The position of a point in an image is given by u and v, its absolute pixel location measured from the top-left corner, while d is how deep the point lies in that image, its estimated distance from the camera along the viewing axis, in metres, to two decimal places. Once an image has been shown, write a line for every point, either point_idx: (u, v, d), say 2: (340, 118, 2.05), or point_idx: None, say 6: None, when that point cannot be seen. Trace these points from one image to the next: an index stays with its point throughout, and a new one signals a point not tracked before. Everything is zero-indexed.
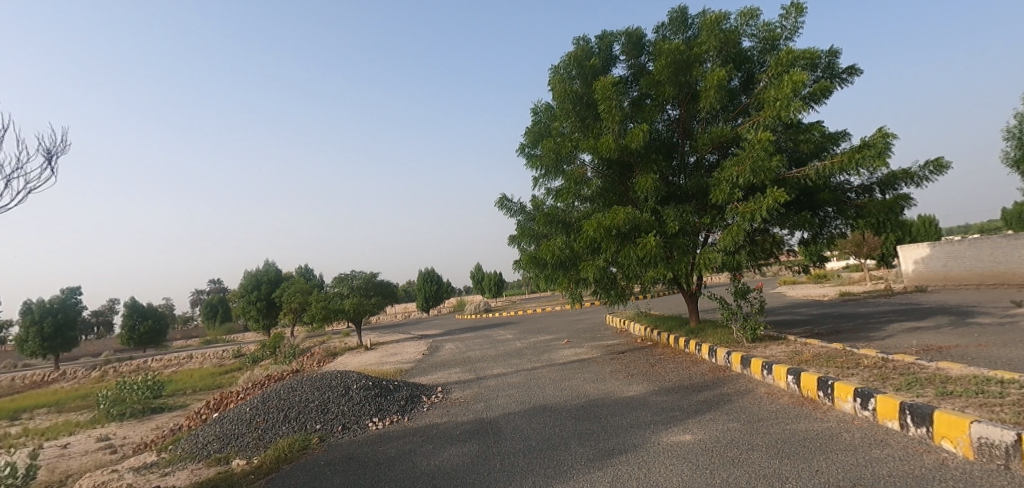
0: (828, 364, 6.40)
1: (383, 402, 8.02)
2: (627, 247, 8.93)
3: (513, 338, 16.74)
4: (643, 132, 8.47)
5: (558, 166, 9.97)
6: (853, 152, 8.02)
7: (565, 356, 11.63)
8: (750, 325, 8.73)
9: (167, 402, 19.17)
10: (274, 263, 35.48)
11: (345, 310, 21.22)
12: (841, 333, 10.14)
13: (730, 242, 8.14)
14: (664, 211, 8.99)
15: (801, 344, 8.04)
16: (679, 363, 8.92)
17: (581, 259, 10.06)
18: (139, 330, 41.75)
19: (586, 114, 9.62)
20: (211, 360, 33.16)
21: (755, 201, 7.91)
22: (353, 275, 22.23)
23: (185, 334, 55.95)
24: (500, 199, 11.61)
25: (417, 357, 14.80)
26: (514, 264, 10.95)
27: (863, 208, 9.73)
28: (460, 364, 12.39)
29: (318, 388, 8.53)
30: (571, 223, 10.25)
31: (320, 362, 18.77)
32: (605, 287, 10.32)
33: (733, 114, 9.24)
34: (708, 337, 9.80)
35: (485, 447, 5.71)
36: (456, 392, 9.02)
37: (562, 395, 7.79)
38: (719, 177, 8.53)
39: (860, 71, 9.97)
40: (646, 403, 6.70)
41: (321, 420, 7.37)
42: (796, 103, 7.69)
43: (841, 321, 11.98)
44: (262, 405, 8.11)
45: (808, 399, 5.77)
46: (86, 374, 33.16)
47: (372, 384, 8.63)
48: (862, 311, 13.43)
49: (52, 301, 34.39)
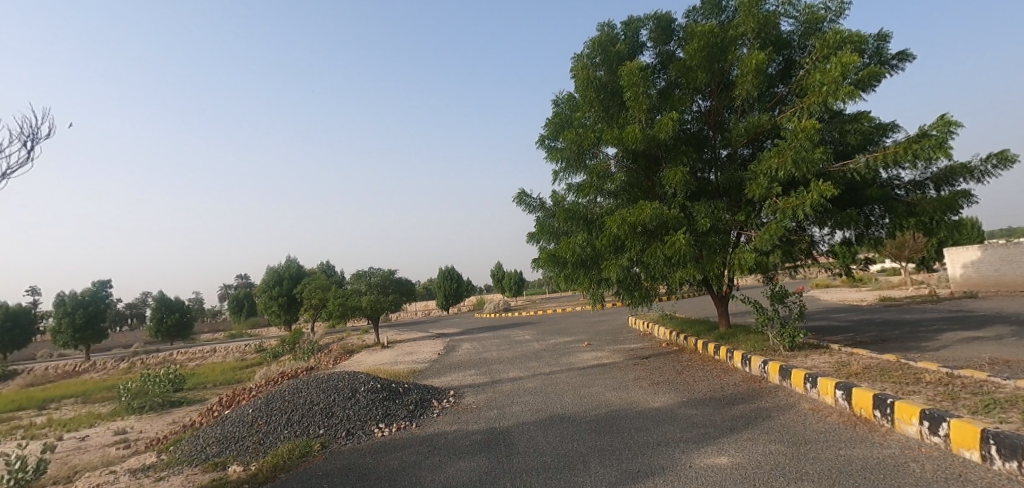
0: (883, 378, 5.71)
1: (391, 407, 7.52)
2: (654, 245, 8.29)
3: (532, 339, 16.19)
4: (673, 121, 7.82)
5: (580, 159, 9.37)
6: (909, 143, 7.21)
7: (586, 360, 11.04)
8: (788, 333, 8.00)
9: (186, 396, 19.10)
10: (296, 259, 35.57)
11: (363, 307, 20.97)
12: (887, 342, 9.34)
13: (768, 241, 7.42)
14: (694, 208, 8.32)
15: (846, 354, 7.32)
16: (710, 371, 8.26)
17: (603, 258, 9.43)
18: (166, 323, 42.31)
19: (610, 104, 8.99)
20: (234, 355, 33.36)
21: (796, 196, 7.16)
22: (371, 273, 21.91)
23: (212, 328, 56.72)
24: (519, 194, 11.03)
25: (433, 357, 14.35)
26: (534, 263, 10.36)
27: (915, 205, 8.92)
28: (475, 366, 11.87)
29: (324, 389, 8.08)
30: (594, 219, 9.64)
31: (336, 359, 18.46)
32: (629, 288, 9.68)
33: (772, 103, 8.52)
34: (740, 344, 9.10)
35: (498, 462, 5.16)
36: (470, 396, 8.50)
37: (581, 404, 7.19)
38: (756, 170, 7.81)
39: (913, 57, 9.18)
40: (674, 416, 6.08)
41: (325, 425, 6.91)
42: (846, 87, 6.92)
43: (886, 329, 11.14)
44: (265, 407, 7.68)
45: (861, 419, 5.10)
46: (114, 365, 33.64)
47: (381, 387, 8.14)
48: (907, 318, 12.53)
49: (83, 293, 35.04)
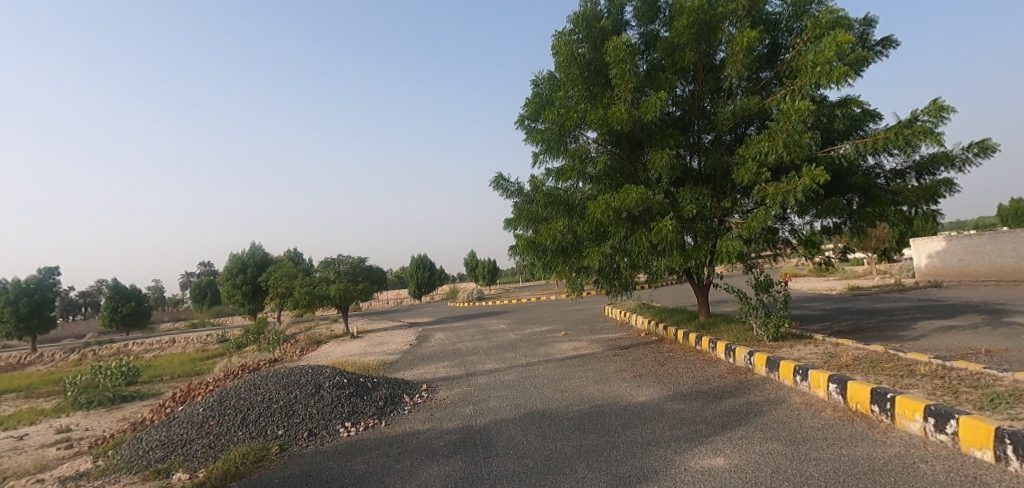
0: (875, 370, 5.52)
1: (359, 404, 7.05)
2: (638, 232, 8.00)
3: (506, 328, 15.83)
4: (660, 101, 7.49)
5: (561, 141, 9.00)
6: (899, 128, 7.04)
7: (564, 350, 10.72)
8: (773, 322, 7.82)
9: (141, 389, 18.12)
10: (260, 247, 34.40)
11: (330, 296, 20.27)
12: (866, 332, 9.28)
13: (755, 228, 7.17)
14: (680, 193, 8.05)
15: (832, 344, 7.16)
16: (693, 362, 8.03)
17: (584, 245, 9.08)
18: (122, 313, 40.55)
19: (593, 84, 8.62)
20: (194, 345, 32.12)
21: (786, 181, 6.90)
22: (339, 260, 21.17)
23: (173, 317, 54.77)
24: (495, 178, 10.60)
25: (404, 348, 13.86)
26: (511, 250, 9.95)
27: (897, 195, 8.84)
28: (448, 357, 11.43)
29: (285, 385, 7.53)
30: (575, 205, 9.30)
31: (302, 350, 17.75)
32: (609, 276, 9.37)
33: (758, 86, 8.30)
34: (722, 334, 8.89)
35: (474, 466, 4.77)
36: (443, 391, 8.07)
37: (561, 398, 6.84)
38: (744, 153, 7.55)
39: (898, 42, 9.06)
40: (661, 412, 5.77)
41: (285, 425, 6.40)
42: (840, 68, 6.69)
43: (862, 317, 11.14)
44: (218, 405, 7.10)
45: (857, 414, 4.88)
46: (64, 357, 32.00)
47: (347, 382, 7.64)
48: (881, 307, 12.59)
49: (29, 281, 33.19)
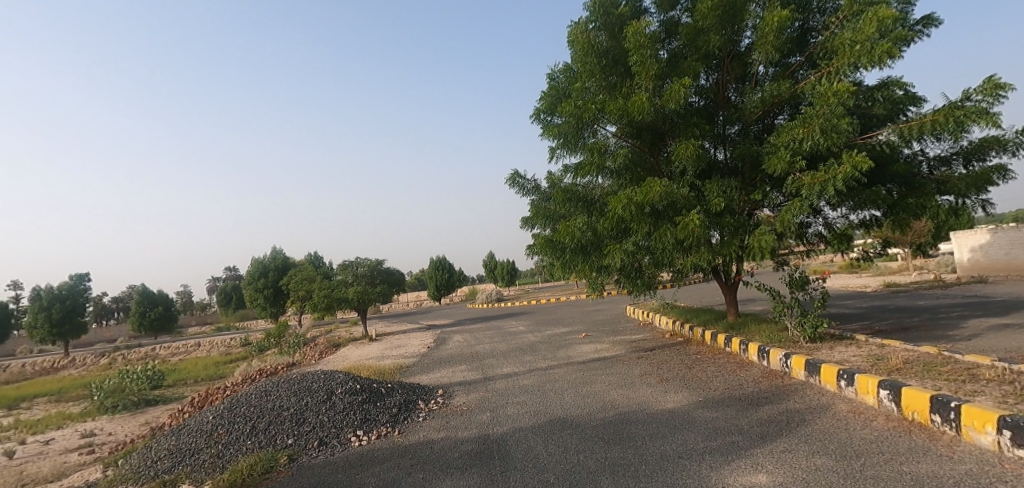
0: (931, 375, 5.00)
1: (371, 411, 6.71)
2: (663, 228, 7.53)
3: (526, 330, 15.45)
4: (685, 87, 7.02)
5: (579, 135, 8.58)
6: (947, 109, 6.46)
7: (585, 353, 10.30)
8: (810, 322, 7.28)
9: (164, 393, 18.16)
10: (281, 250, 34.58)
11: (349, 299, 20.13)
12: (910, 331, 8.66)
13: (790, 221, 6.66)
14: (706, 186, 7.57)
15: (877, 346, 6.62)
16: (723, 365, 7.54)
17: (604, 242, 8.64)
18: (150, 317, 41.18)
19: (612, 73, 8.19)
20: (219, 349, 32.38)
21: (824, 170, 6.35)
22: (357, 263, 21.03)
23: (200, 321, 55.58)
24: (511, 175, 10.22)
25: (422, 351, 13.56)
26: (529, 249, 9.56)
27: (945, 183, 8.23)
28: (466, 360, 11.09)
29: (295, 392, 7.24)
30: (594, 201, 8.88)
31: (322, 354, 17.59)
32: (631, 275, 8.91)
33: (790, 71, 7.79)
34: (754, 335, 8.37)
35: (492, 480, 4.38)
36: (459, 396, 7.70)
37: (584, 405, 6.42)
38: (776, 141, 7.04)
39: (941, 20, 8.44)
40: (692, 420, 5.32)
41: (294, 434, 6.09)
42: (883, 44, 6.15)
43: (903, 316, 10.47)
44: (228, 413, 6.84)
45: (916, 424, 4.38)
46: (94, 361, 32.57)
47: (360, 388, 7.32)
48: (922, 305, 11.88)
49: (60, 287, 33.91)
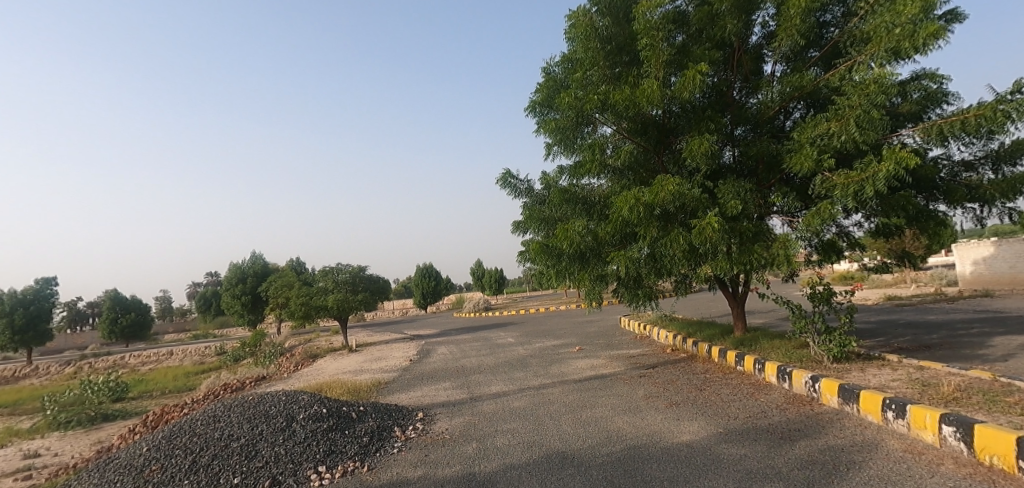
0: (1000, 407, 4.25)
1: (337, 441, 5.79)
2: (673, 232, 6.74)
3: (514, 342, 14.57)
4: (701, 74, 6.26)
5: (577, 130, 7.78)
6: (993, 102, 5.74)
7: (580, 369, 9.48)
8: (837, 340, 6.51)
9: (126, 406, 16.93)
10: (261, 255, 33.43)
11: (328, 307, 19.11)
12: (934, 350, 7.95)
13: (818, 225, 5.88)
14: (720, 187, 6.81)
15: (915, 368, 5.86)
16: (738, 388, 6.75)
17: (605, 249, 7.83)
18: (121, 324, 39.55)
19: (615, 62, 7.40)
20: (192, 358, 30.97)
21: (860, 168, 5.55)
22: (338, 269, 19.98)
23: (176, 328, 53.75)
24: (502, 175, 9.40)
25: (403, 365, 12.62)
26: (522, 256, 8.72)
27: (977, 189, 7.43)
28: (451, 376, 10.19)
29: (250, 418, 6.29)
30: (594, 204, 8.09)
31: (296, 366, 16.52)
32: (632, 286, 8.10)
33: (814, 60, 7.05)
34: (768, 353, 7.58)
35: None
36: (442, 421, 6.81)
37: (584, 435, 5.57)
38: (800, 137, 6.29)
39: (968, 14, 7.65)
40: (716, 460, 4.48)
41: (243, 471, 5.15)
42: (928, 26, 5.45)
43: (920, 332, 9.78)
44: (167, 444, 5.86)
45: (997, 471, 3.60)
46: (59, 370, 30.97)
47: (326, 413, 6.39)
48: (936, 319, 11.22)
49: (25, 292, 32.32)
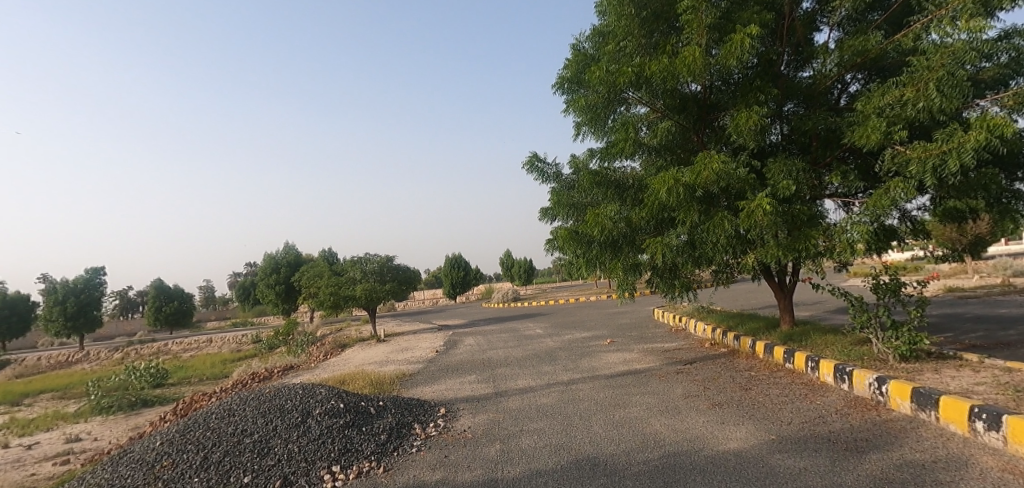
0: None
1: (353, 439, 5.40)
2: (717, 216, 6.09)
3: (544, 333, 14.07)
4: (751, 37, 5.55)
5: (609, 108, 7.16)
6: None
7: (612, 363, 8.93)
8: (905, 337, 5.81)
9: (164, 392, 17.13)
10: (294, 245, 33.76)
11: (357, 298, 19.01)
12: (1013, 348, 7.12)
13: (887, 206, 5.19)
14: (771, 166, 6.12)
15: (1001, 372, 5.13)
16: (790, 388, 6.11)
17: (640, 236, 7.22)
18: (164, 312, 40.66)
19: (653, 30, 6.67)
20: (230, 346, 31.55)
21: (940, 139, 4.83)
22: (366, 260, 19.84)
23: (217, 316, 55.20)
24: (529, 159, 8.86)
25: (430, 355, 12.28)
26: (550, 245, 8.18)
27: None
28: (477, 369, 9.78)
29: (264, 412, 5.98)
30: (628, 187, 7.47)
31: (326, 355, 16.41)
32: (669, 276, 7.47)
33: (879, 23, 6.26)
34: (821, 349, 6.89)
35: None
36: (465, 418, 6.36)
37: (618, 439, 5.03)
38: (865, 108, 5.55)
39: None
40: (774, 473, 3.90)
41: (253, 469, 4.81)
42: None
43: (994, 327, 8.87)
44: (179, 439, 5.58)
45: None
46: (107, 356, 31.96)
47: (343, 408, 6.03)
48: (1008, 313, 10.22)
49: (75, 281, 33.42)
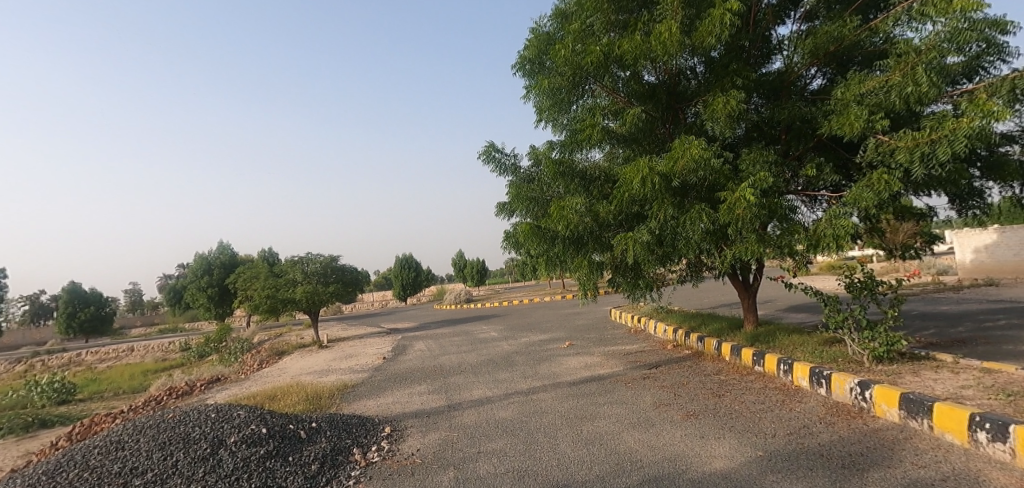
0: None
1: (275, 473, 4.59)
2: (693, 209, 5.65)
3: (498, 337, 13.43)
4: (730, 13, 5.14)
5: (574, 93, 6.63)
6: None
7: (573, 369, 8.40)
8: (882, 338, 5.51)
9: (70, 410, 15.32)
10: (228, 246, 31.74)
11: (297, 300, 17.79)
12: (973, 345, 7.06)
13: (870, 198, 4.91)
14: (746, 157, 5.74)
15: (984, 374, 4.90)
16: (767, 394, 5.73)
17: (606, 232, 6.70)
18: (79, 318, 37.31)
19: (622, 8, 6.15)
20: (154, 355, 29.16)
21: (928, 128, 4.59)
22: (308, 260, 18.64)
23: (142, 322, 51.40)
24: (486, 149, 8.22)
25: (376, 363, 11.39)
26: (508, 242, 7.56)
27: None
28: (427, 378, 9.01)
29: (166, 443, 5.06)
30: (592, 179, 6.93)
31: (259, 365, 15.12)
32: (635, 275, 7.00)
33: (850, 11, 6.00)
34: (793, 351, 6.58)
35: None
36: (413, 439, 5.63)
37: (586, 462, 4.45)
38: (845, 95, 5.25)
39: None
40: None
41: None
42: None
43: (946, 324, 8.93)
44: (54, 481, 4.59)
45: None
46: (9, 369, 28.86)
47: (265, 434, 5.19)
48: (953, 310, 10.42)
49: None
